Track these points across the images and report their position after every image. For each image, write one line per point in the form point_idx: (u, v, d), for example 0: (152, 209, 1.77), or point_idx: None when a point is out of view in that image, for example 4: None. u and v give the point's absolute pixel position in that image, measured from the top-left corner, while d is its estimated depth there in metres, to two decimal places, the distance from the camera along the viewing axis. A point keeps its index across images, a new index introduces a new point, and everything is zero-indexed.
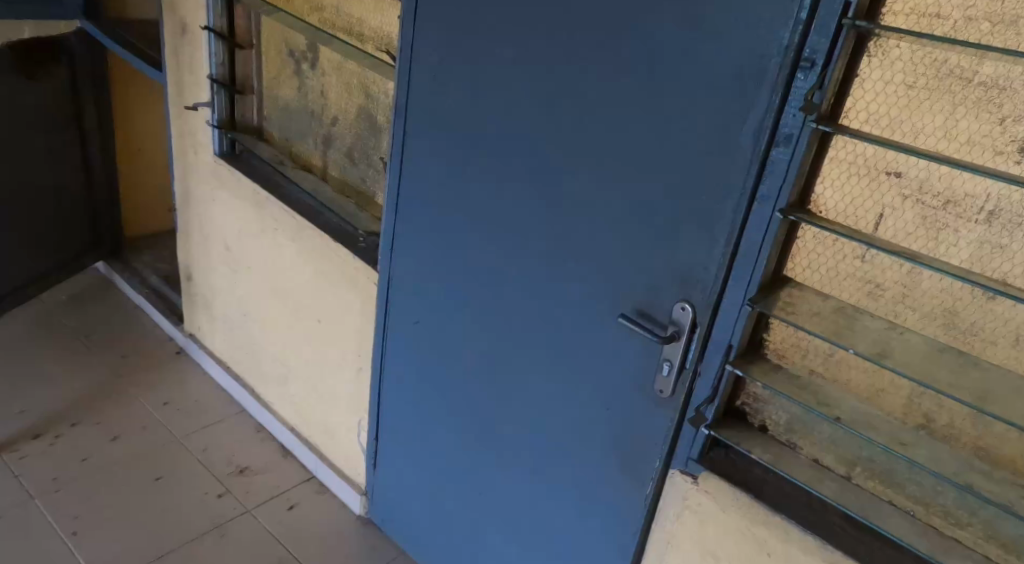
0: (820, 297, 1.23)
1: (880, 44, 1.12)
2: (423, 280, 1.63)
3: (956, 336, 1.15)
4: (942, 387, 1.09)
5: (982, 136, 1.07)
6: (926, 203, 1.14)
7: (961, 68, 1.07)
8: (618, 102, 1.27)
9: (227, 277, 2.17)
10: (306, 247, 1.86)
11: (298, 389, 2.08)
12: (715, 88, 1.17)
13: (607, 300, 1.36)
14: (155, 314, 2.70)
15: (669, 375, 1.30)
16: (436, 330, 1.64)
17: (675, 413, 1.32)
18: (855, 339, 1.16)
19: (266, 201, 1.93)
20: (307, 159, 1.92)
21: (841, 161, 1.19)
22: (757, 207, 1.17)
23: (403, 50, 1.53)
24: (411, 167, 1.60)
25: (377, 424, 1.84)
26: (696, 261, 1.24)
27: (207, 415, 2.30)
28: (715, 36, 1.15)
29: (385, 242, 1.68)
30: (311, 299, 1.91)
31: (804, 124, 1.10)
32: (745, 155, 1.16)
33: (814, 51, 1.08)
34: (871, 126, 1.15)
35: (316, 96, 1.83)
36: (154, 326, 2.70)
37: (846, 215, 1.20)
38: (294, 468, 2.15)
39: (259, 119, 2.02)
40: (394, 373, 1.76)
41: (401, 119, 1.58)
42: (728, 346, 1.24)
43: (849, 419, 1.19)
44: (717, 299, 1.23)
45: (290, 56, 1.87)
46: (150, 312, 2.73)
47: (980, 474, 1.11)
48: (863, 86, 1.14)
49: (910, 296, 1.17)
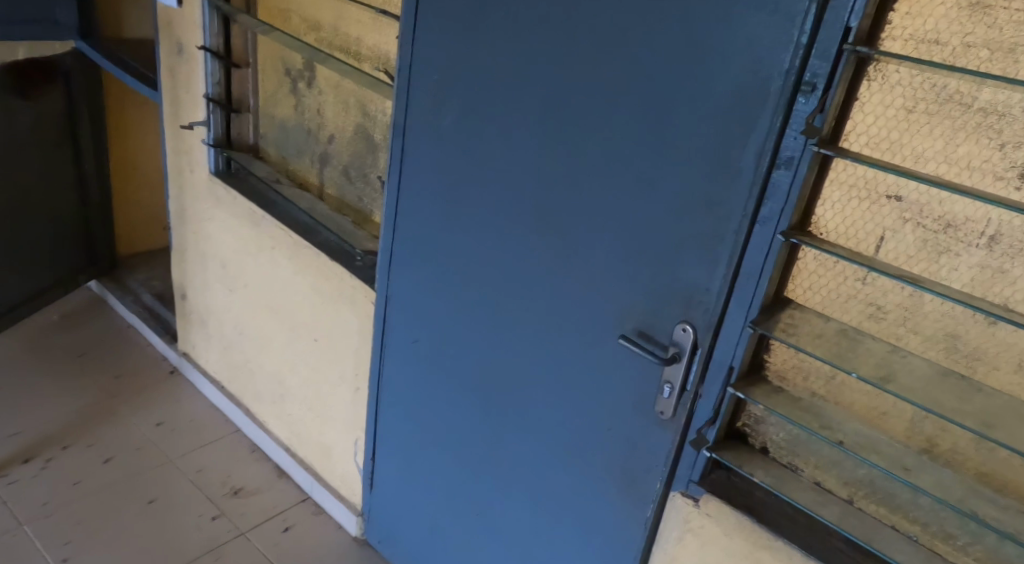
0: (821, 319, 1.23)
1: (879, 69, 1.13)
2: (422, 299, 1.62)
3: (957, 359, 1.16)
4: (946, 412, 1.09)
5: (982, 161, 1.08)
6: (926, 226, 1.14)
7: (960, 93, 1.07)
8: (619, 125, 1.27)
9: (223, 296, 2.16)
10: (303, 266, 1.85)
11: (295, 409, 2.06)
12: (716, 111, 1.17)
13: (607, 321, 1.35)
14: (148, 332, 2.68)
15: (669, 397, 1.29)
16: (435, 350, 1.63)
17: (676, 435, 1.31)
18: (857, 362, 1.16)
19: (262, 219, 1.91)
20: (304, 176, 1.91)
21: (841, 184, 1.19)
22: (759, 228, 1.17)
23: (401, 71, 1.53)
24: (410, 186, 1.59)
25: (374, 443, 1.83)
26: (697, 282, 1.24)
27: (202, 435, 2.28)
28: (716, 60, 1.16)
29: (383, 261, 1.68)
30: (307, 318, 1.89)
31: (805, 146, 1.11)
32: (746, 177, 1.16)
33: (815, 75, 1.09)
34: (872, 149, 1.15)
35: (312, 114, 1.82)
36: (147, 345, 2.67)
37: (847, 237, 1.20)
38: (290, 488, 2.14)
39: (255, 138, 2.01)
40: (391, 394, 1.75)
41: (399, 139, 1.58)
42: (729, 367, 1.24)
43: (852, 442, 1.19)
44: (719, 321, 1.23)
45: (287, 75, 1.86)
46: (143, 330, 2.71)
47: (983, 500, 1.11)
48: (863, 109, 1.15)
49: (912, 319, 1.18)
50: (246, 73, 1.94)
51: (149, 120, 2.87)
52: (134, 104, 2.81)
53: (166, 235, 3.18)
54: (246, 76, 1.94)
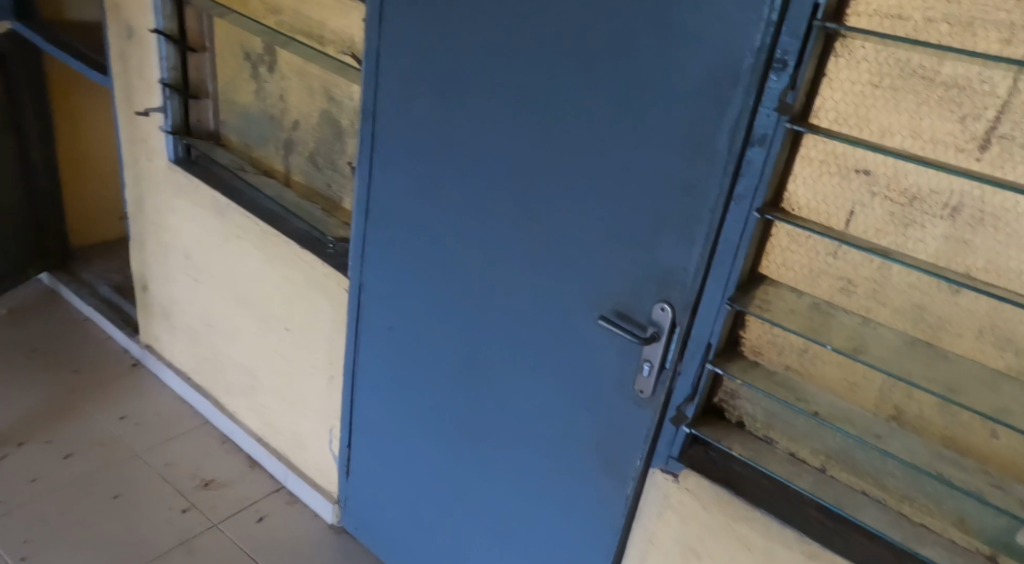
0: (795, 294, 1.26)
1: (846, 44, 1.14)
2: (397, 285, 1.61)
3: (922, 328, 1.19)
4: (915, 379, 1.13)
5: (945, 134, 1.11)
6: (893, 200, 1.16)
7: (923, 68, 1.10)
8: (591, 106, 1.27)
9: (188, 287, 2.10)
10: (272, 255, 1.81)
11: (268, 400, 2.02)
12: (689, 92, 1.18)
13: (585, 303, 1.36)
14: (106, 324, 2.61)
15: (648, 376, 1.31)
16: (411, 336, 1.62)
17: (655, 414, 1.33)
18: (832, 335, 1.19)
19: (227, 208, 1.86)
20: (269, 164, 1.85)
21: (812, 160, 1.22)
22: (734, 206, 1.18)
23: (369, 54, 1.51)
24: (381, 171, 1.57)
25: (351, 432, 1.81)
26: (674, 262, 1.25)
27: (170, 428, 2.24)
28: (689, 39, 1.16)
29: (355, 248, 1.65)
30: (278, 308, 1.86)
31: (778, 123, 1.13)
32: (721, 157, 1.17)
33: (786, 52, 1.10)
34: (841, 126, 1.17)
35: (274, 100, 1.77)
36: (105, 337, 2.61)
37: (817, 213, 1.23)
38: (263, 478, 2.11)
39: (215, 124, 1.94)
40: (367, 381, 1.74)
41: (369, 125, 1.55)
42: (707, 344, 1.26)
43: (826, 412, 1.22)
44: (697, 299, 1.24)
45: (247, 59, 1.80)
46: (99, 322, 2.65)
47: (948, 462, 1.15)
48: (832, 86, 1.17)
49: (881, 292, 1.21)
50: (203, 58, 1.87)
51: (97, 108, 2.78)
52: (80, 91, 2.72)
53: (123, 225, 3.10)
54: (204, 61, 1.88)
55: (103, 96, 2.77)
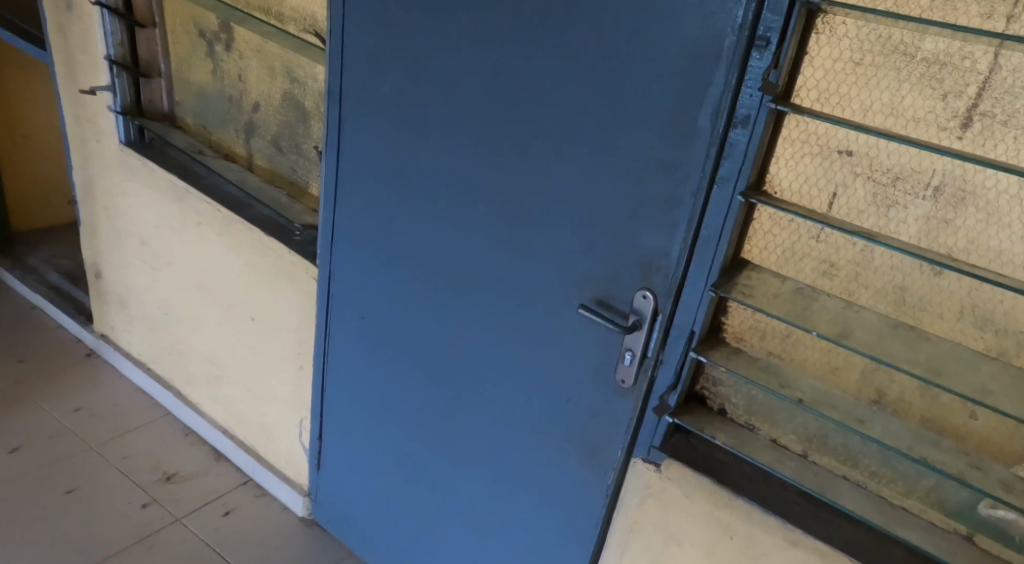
0: (778, 279, 1.24)
1: (827, 21, 1.11)
2: (370, 270, 1.52)
3: (904, 312, 1.17)
4: (899, 363, 1.11)
5: (926, 112, 1.08)
6: (876, 180, 1.14)
7: (903, 43, 1.07)
8: (566, 85, 1.22)
9: (144, 274, 1.90)
10: (235, 241, 1.68)
11: (234, 391, 1.85)
12: (671, 72, 1.13)
13: (565, 289, 1.32)
14: (54, 311, 2.46)
15: (630, 365, 1.28)
16: (385, 325, 1.55)
17: (637, 403, 1.30)
18: (817, 321, 1.17)
19: (185, 193, 1.72)
20: (229, 147, 1.75)
21: (794, 141, 1.18)
22: (717, 190, 1.15)
23: (333, 33, 1.42)
24: (348, 153, 1.49)
25: (322, 423, 1.71)
26: (656, 248, 1.21)
27: (128, 419, 2.09)
28: (669, 16, 1.11)
29: (324, 234, 1.56)
30: (242, 295, 1.72)
31: (761, 103, 1.09)
32: (704, 139, 1.13)
33: (768, 29, 1.06)
34: (823, 105, 1.14)
35: (232, 80, 1.68)
36: (55, 326, 2.45)
37: (800, 195, 1.19)
38: (229, 470, 1.98)
39: (169, 104, 1.80)
40: (339, 371, 1.64)
41: (335, 107, 1.47)
42: (690, 332, 1.22)
43: (811, 398, 1.19)
44: (679, 287, 1.21)
45: (201, 36, 1.69)
46: (46, 309, 2.50)
47: (929, 445, 1.14)
48: (813, 63, 1.13)
49: (863, 274, 1.18)
50: (153, 34, 1.73)
51: (30, 85, 2.63)
52: (11, 66, 2.58)
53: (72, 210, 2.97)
54: (154, 38, 1.74)
55: (41, 73, 2.64)
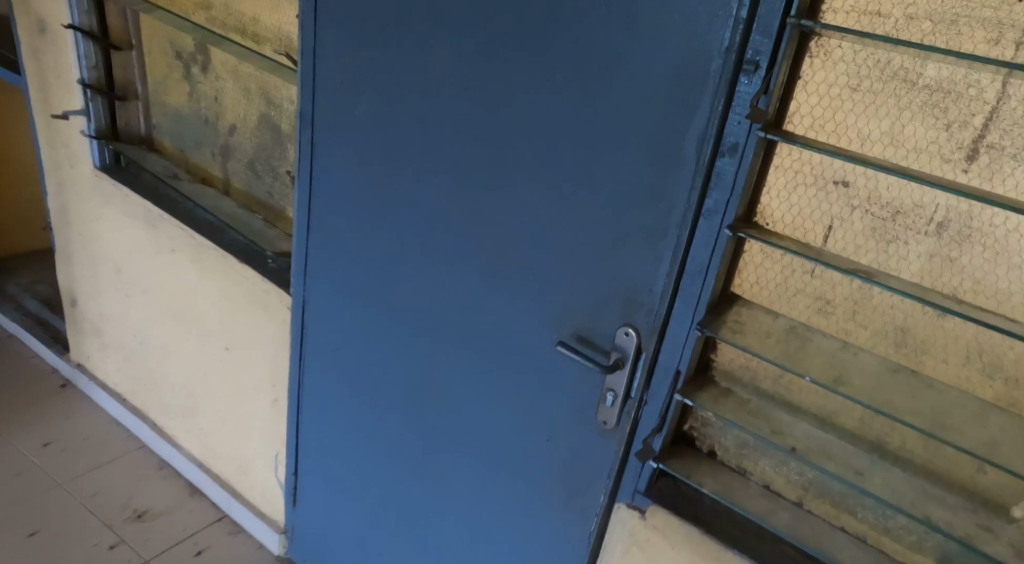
0: (770, 316, 1.16)
1: (821, 44, 1.04)
2: (345, 301, 1.46)
3: (904, 352, 1.10)
4: (898, 411, 1.03)
5: (929, 142, 1.01)
6: (875, 214, 1.07)
7: (904, 69, 1.00)
8: (546, 111, 1.16)
9: (118, 302, 1.84)
10: (208, 269, 1.61)
11: (207, 423, 1.77)
12: (654, 97, 1.07)
13: (545, 325, 1.25)
14: (30, 340, 2.34)
15: (612, 406, 1.20)
16: (359, 359, 1.48)
17: (620, 446, 1.22)
18: (810, 364, 1.09)
19: (159, 219, 1.67)
20: (204, 171, 1.69)
21: (786, 170, 1.11)
22: (703, 223, 1.07)
23: (304, 54, 1.36)
24: (323, 180, 1.43)
25: (296, 460, 1.63)
26: (639, 282, 1.14)
27: (100, 453, 1.99)
28: (652, 38, 1.05)
29: (297, 264, 1.50)
30: (216, 324, 1.64)
31: (750, 131, 1.01)
32: (689, 167, 1.07)
33: (758, 52, 0.99)
34: (817, 132, 1.07)
35: (208, 102, 1.63)
36: (33, 356, 2.33)
37: (793, 227, 1.12)
38: (204, 506, 1.88)
39: (146, 127, 1.75)
40: (314, 405, 1.57)
41: (308, 132, 1.41)
42: (676, 373, 1.15)
43: (804, 448, 1.12)
44: (663, 325, 1.14)
45: (177, 58, 1.64)
46: (21, 338, 2.39)
47: (933, 500, 1.06)
48: (806, 89, 1.06)
49: (861, 312, 1.11)
50: (129, 56, 1.69)
51: (14, 108, 2.57)
52: None
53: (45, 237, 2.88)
54: (130, 59, 1.69)
55: (14, 95, 2.55)
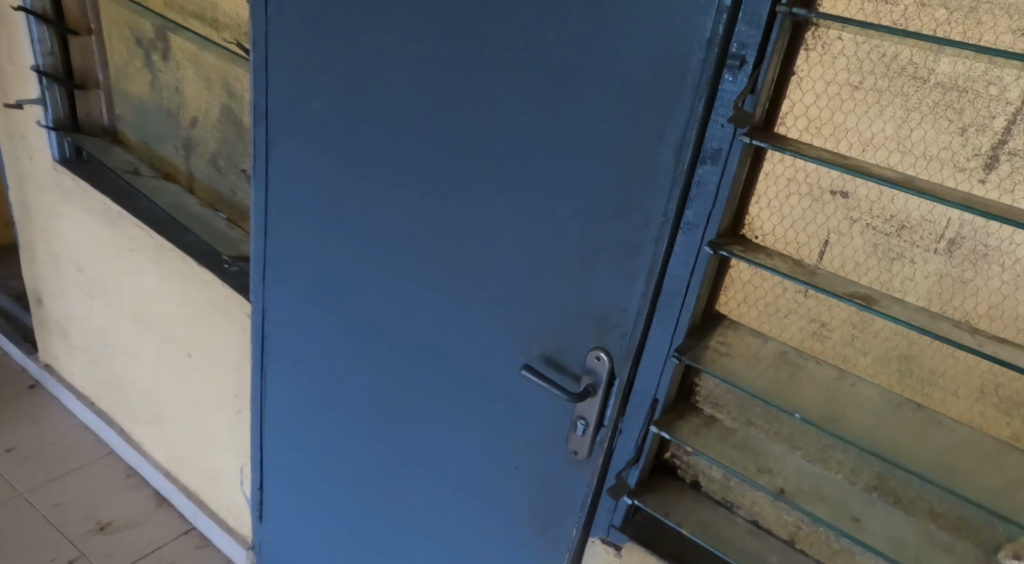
0: (757, 339, 1.05)
1: (819, 35, 0.91)
2: (306, 310, 1.36)
3: (909, 383, 0.98)
4: (898, 455, 0.92)
5: (941, 148, 0.88)
6: (877, 229, 0.95)
7: (913, 64, 0.87)
8: (513, 108, 1.04)
9: (82, 303, 1.77)
10: (169, 271, 1.53)
11: (173, 431, 1.70)
12: (628, 96, 0.95)
13: (511, 343, 1.14)
14: None
15: (583, 436, 1.09)
16: (322, 372, 1.38)
17: (593, 479, 1.11)
18: (800, 400, 0.97)
19: (118, 216, 1.58)
20: (168, 165, 1.59)
21: (778, 178, 0.99)
22: (683, 237, 0.96)
23: (257, 43, 1.25)
24: (280, 179, 1.31)
25: (262, 474, 1.55)
26: (611, 302, 1.03)
27: (65, 461, 1.92)
28: (627, 28, 0.93)
29: (256, 269, 1.40)
30: (178, 330, 1.57)
31: (734, 136, 0.90)
32: (666, 176, 0.95)
33: (744, 46, 0.87)
34: (813, 136, 0.94)
35: (170, 92, 1.52)
36: (3, 354, 2.26)
37: (785, 242, 1.00)
38: (171, 517, 1.81)
39: (109, 118, 1.67)
40: (278, 418, 1.48)
41: (262, 127, 1.30)
42: (653, 401, 1.04)
43: (794, 489, 1.01)
44: (638, 349, 1.03)
45: (137, 44, 1.54)
46: None
47: (940, 550, 0.94)
48: (801, 87, 0.94)
49: (860, 338, 0.99)
50: (89, 42, 1.59)
51: None
52: None
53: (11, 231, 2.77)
54: (89, 46, 1.60)
55: None
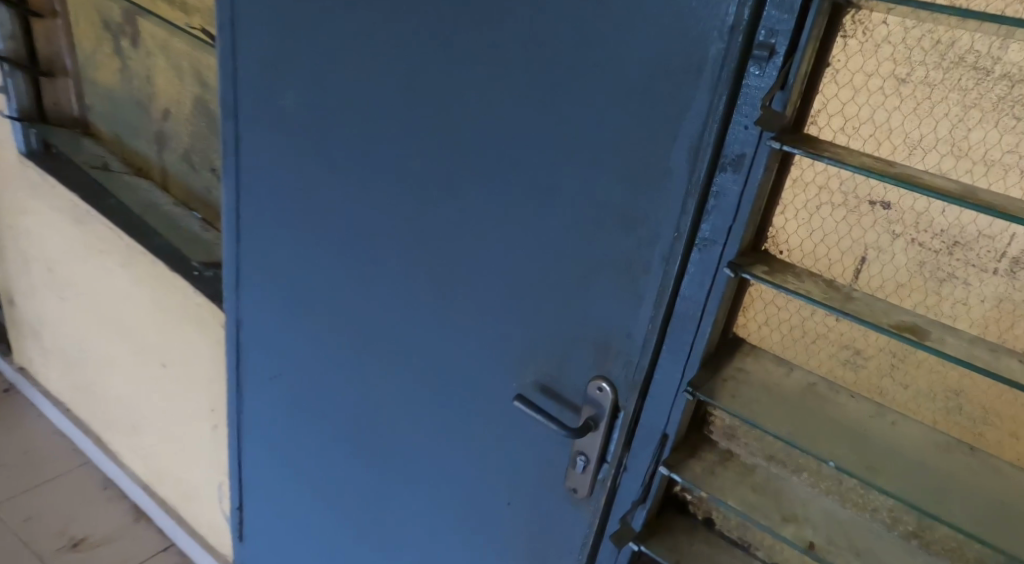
0: (781, 367, 0.92)
1: (859, 20, 0.78)
2: (283, 323, 1.25)
3: (958, 420, 0.85)
4: (947, 510, 0.79)
5: (1005, 151, 0.75)
6: (923, 244, 0.82)
7: (974, 53, 0.74)
8: (505, 106, 0.92)
9: (55, 305, 1.68)
10: (140, 275, 1.43)
11: (149, 443, 1.61)
12: (635, 93, 0.83)
13: (503, 365, 1.03)
14: None
15: (583, 473, 0.98)
16: (301, 388, 1.27)
17: (594, 520, 1.00)
18: (831, 444, 0.84)
19: (87, 215, 1.47)
20: (142, 161, 1.48)
21: (807, 185, 0.86)
22: (698, 255, 0.84)
23: (223, 29, 1.13)
24: (253, 179, 1.20)
25: (241, 493, 1.45)
26: (615, 326, 0.91)
27: (39, 471, 1.84)
28: (635, 15, 0.80)
29: (229, 277, 1.29)
30: (152, 338, 1.47)
31: (760, 139, 0.77)
32: (680, 184, 0.82)
33: (773, 33, 0.74)
34: (851, 137, 0.81)
35: (141, 82, 1.41)
36: None
37: (814, 258, 0.88)
38: (150, 532, 1.74)
39: (79, 108, 1.55)
40: (256, 434, 1.37)
41: (231, 123, 1.18)
42: (662, 437, 0.92)
43: (824, 542, 0.87)
44: (645, 381, 0.91)
45: (106, 29, 1.42)
46: None
47: None
48: (837, 80, 0.80)
49: (900, 368, 0.87)
50: (54, 25, 1.47)
51: None
52: None
53: None
54: (54, 29, 1.47)
55: None
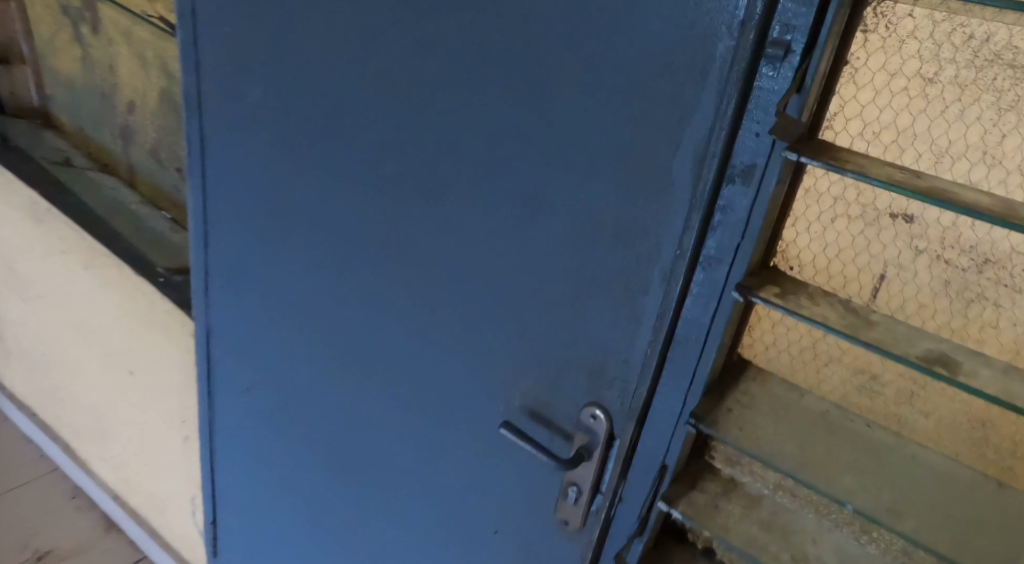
0: (790, 391, 0.83)
1: (882, 11, 0.68)
2: (254, 331, 1.17)
3: (983, 453, 0.76)
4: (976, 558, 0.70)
5: None
6: (950, 262, 0.73)
7: (1012, 50, 0.65)
8: (488, 106, 0.83)
9: (17, 306, 1.59)
10: (102, 276, 1.33)
11: (119, 452, 1.54)
12: (633, 96, 0.74)
13: (488, 385, 0.95)
14: None
15: (575, 505, 0.91)
16: (274, 400, 1.19)
17: (588, 553, 0.93)
18: (846, 482, 0.76)
19: (45, 212, 1.38)
20: (105, 154, 1.42)
21: (821, 196, 0.77)
22: (702, 275, 0.76)
23: (183, 16, 1.03)
24: (218, 178, 1.11)
25: (214, 508, 1.37)
26: (610, 349, 0.84)
27: (6, 478, 1.82)
28: (633, 8, 0.72)
29: (198, 283, 1.21)
30: (118, 344, 1.39)
31: (773, 148, 0.69)
32: (683, 197, 0.75)
33: (788, 29, 0.66)
34: (872, 143, 0.71)
35: (104, 72, 1.33)
36: None
37: (827, 274, 0.79)
38: (121, 543, 1.74)
39: (39, 98, 1.49)
40: (229, 448, 1.29)
41: (196, 119, 1.09)
42: (661, 467, 0.85)
43: None
44: (643, 410, 0.84)
45: (64, 15, 1.35)
46: None
47: None
48: (856, 79, 0.71)
49: (923, 395, 0.77)
50: (9, 10, 1.43)
51: None
52: None
53: None
54: (8, 14, 1.43)
55: None
